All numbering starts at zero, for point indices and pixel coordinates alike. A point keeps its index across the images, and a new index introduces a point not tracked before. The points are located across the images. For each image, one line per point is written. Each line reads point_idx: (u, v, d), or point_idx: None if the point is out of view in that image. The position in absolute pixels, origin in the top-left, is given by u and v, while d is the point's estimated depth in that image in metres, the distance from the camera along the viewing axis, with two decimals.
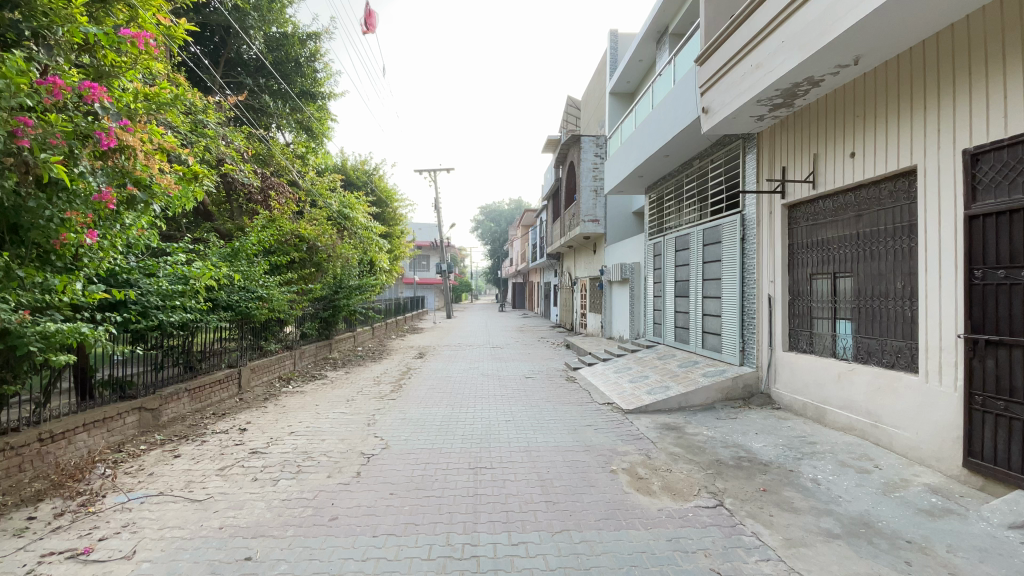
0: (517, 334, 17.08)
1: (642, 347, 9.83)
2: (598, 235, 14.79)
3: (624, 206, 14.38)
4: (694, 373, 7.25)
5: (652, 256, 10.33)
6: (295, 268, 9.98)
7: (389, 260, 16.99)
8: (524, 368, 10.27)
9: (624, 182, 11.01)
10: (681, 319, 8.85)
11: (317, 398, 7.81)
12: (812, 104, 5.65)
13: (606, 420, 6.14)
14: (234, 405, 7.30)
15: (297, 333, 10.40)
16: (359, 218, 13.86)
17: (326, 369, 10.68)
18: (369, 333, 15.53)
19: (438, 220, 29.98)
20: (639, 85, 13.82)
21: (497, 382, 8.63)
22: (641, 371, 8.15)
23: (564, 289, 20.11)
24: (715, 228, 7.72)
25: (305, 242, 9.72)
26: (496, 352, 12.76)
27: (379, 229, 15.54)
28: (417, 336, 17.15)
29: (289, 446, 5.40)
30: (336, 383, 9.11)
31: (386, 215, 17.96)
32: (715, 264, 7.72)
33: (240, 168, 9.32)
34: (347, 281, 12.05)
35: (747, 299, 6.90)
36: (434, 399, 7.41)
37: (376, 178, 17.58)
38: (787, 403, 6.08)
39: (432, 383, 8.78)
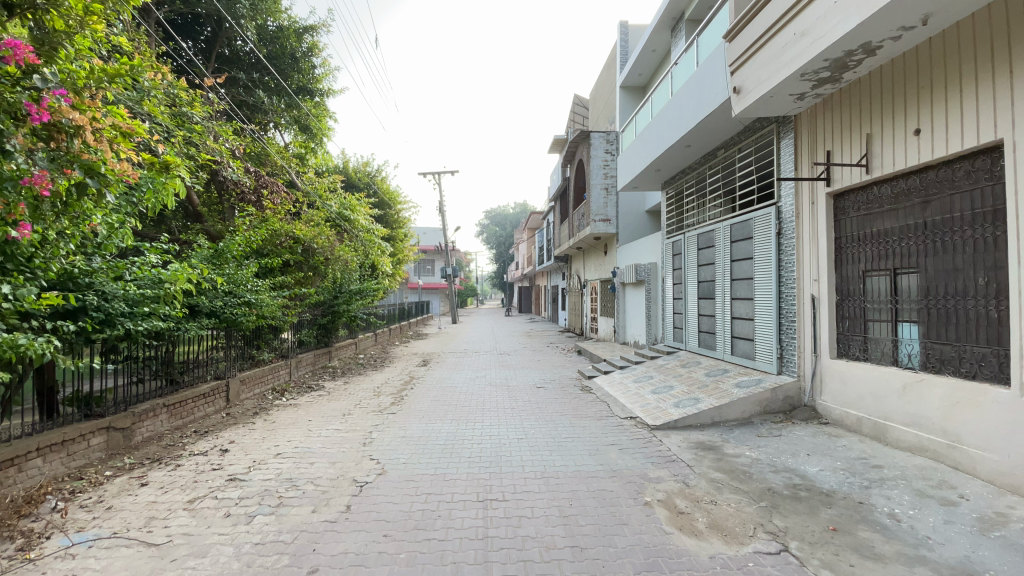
0: (526, 340, 16.39)
1: (662, 354, 9.12)
2: (610, 236, 14.10)
3: (637, 205, 13.68)
4: (725, 383, 6.54)
5: (671, 255, 9.63)
6: (291, 272, 9.36)
7: (392, 263, 16.37)
8: (535, 376, 9.57)
9: (638, 178, 10.34)
10: (706, 323, 8.14)
11: (311, 412, 7.15)
12: (864, 77, 4.97)
13: (632, 439, 5.44)
14: (220, 421, 6.66)
15: (293, 341, 9.76)
16: (359, 220, 13.21)
17: (324, 379, 10.03)
18: (372, 339, 14.87)
19: (443, 223, 29.34)
20: (652, 78, 13.14)
21: (507, 393, 7.94)
22: (664, 380, 7.45)
23: (573, 292, 19.39)
24: (745, 223, 7.03)
25: (300, 243, 9.09)
26: (504, 360, 12.08)
27: (381, 231, 14.89)
28: (422, 342, 16.49)
29: (273, 471, 4.74)
30: (334, 394, 8.45)
31: (389, 218, 17.32)
32: (745, 263, 7.02)
33: (227, 163, 8.72)
34: (347, 286, 11.40)
35: (786, 300, 6.19)
36: (439, 413, 6.74)
37: (378, 180, 16.95)
38: (837, 418, 5.35)
39: (436, 394, 8.10)
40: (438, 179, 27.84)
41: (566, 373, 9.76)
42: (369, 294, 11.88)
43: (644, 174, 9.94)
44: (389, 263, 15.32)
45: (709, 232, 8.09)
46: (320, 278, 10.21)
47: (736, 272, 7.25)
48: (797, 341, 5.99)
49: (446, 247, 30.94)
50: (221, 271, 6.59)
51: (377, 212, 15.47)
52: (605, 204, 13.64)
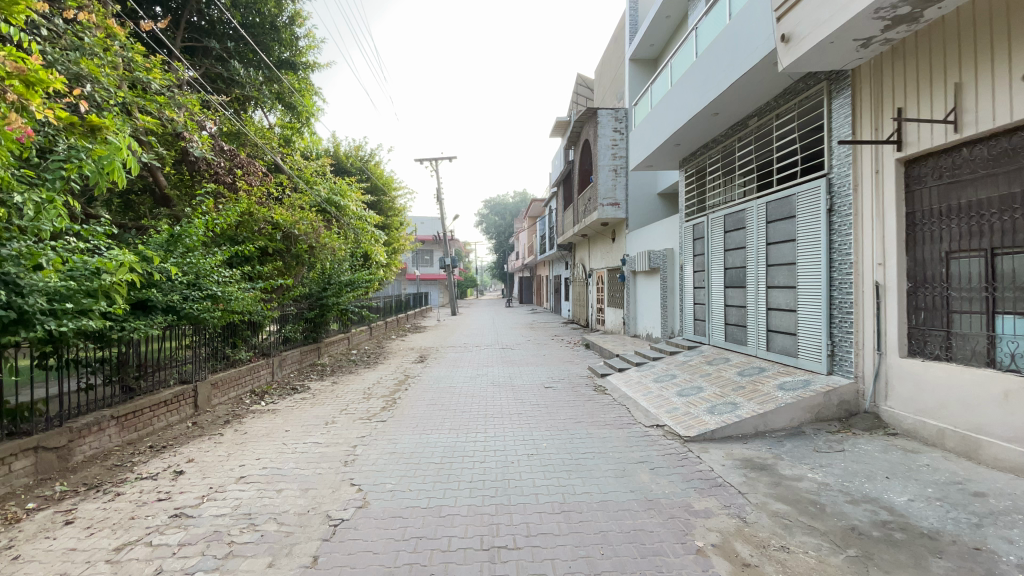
0: (529, 333, 15.50)
1: (683, 349, 8.22)
2: (619, 221, 13.16)
3: (648, 187, 12.73)
4: (765, 385, 5.66)
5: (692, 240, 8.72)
6: (271, 261, 8.44)
7: (387, 253, 15.43)
8: (542, 374, 8.69)
9: (653, 155, 9.38)
10: (735, 315, 7.24)
11: (290, 420, 6.28)
12: (953, 12, 4.05)
13: (664, 455, 4.57)
14: (183, 433, 5.79)
15: (277, 338, 8.88)
16: (350, 206, 12.26)
17: (311, 378, 9.13)
18: (366, 334, 13.99)
19: (440, 212, 28.32)
20: (664, 49, 12.11)
21: (512, 395, 7.06)
22: (690, 380, 6.57)
23: (578, 282, 18.49)
24: (786, 200, 6.11)
25: (281, 229, 8.18)
26: (507, 355, 11.19)
27: (374, 218, 13.92)
28: (419, 336, 15.58)
29: (230, 502, 3.87)
30: (319, 397, 7.56)
31: (384, 205, 16.29)
32: (786, 246, 6.11)
33: (191, 135, 7.75)
34: (336, 277, 10.49)
35: (839, 288, 5.30)
36: (435, 421, 5.87)
37: (371, 164, 15.91)
38: (908, 429, 4.47)
39: (433, 396, 7.23)
40: (435, 166, 26.76)
41: (576, 370, 8.87)
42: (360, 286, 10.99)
43: (660, 150, 8.99)
44: (383, 252, 14.37)
45: (738, 212, 7.17)
46: (305, 268, 9.31)
47: (774, 257, 6.34)
48: (854, 337, 5.10)
49: (444, 237, 29.93)
50: (180, 259, 5.63)
51: (370, 198, 14.49)
52: (613, 186, 12.69)
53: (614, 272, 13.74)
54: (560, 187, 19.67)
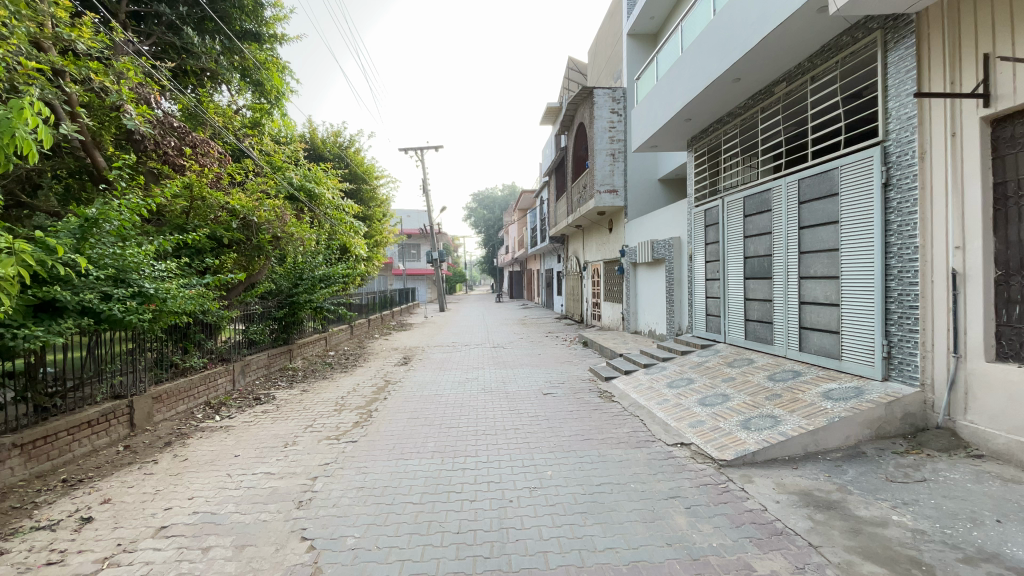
0: (521, 330, 14.56)
1: (695, 347, 7.36)
2: (617, 210, 12.25)
3: (648, 173, 11.84)
4: (806, 393, 4.80)
5: (703, 226, 7.84)
6: (228, 254, 7.40)
7: (367, 246, 14.36)
8: (538, 377, 7.75)
9: (658, 134, 8.44)
10: (758, 310, 6.37)
11: (246, 439, 5.30)
12: None
13: (700, 486, 3.67)
14: (110, 461, 4.71)
15: (239, 341, 7.84)
16: (325, 194, 11.18)
17: (279, 385, 8.11)
18: (345, 333, 12.97)
19: (426, 204, 27.15)
20: (666, 23, 11.16)
21: (507, 404, 6.11)
22: (712, 385, 5.68)
23: (571, 276, 17.59)
24: (825, 175, 5.23)
25: (236, 216, 7.15)
26: (498, 354, 10.26)
27: (353, 208, 12.84)
28: (403, 334, 14.55)
29: (136, 570, 2.88)
30: (283, 409, 6.55)
31: (363, 195, 15.14)
32: (825, 230, 5.24)
33: (123, 103, 6.63)
34: (308, 272, 9.48)
35: (897, 279, 4.45)
36: (416, 440, 4.91)
37: (349, 151, 14.75)
38: (998, 451, 3.63)
39: (415, 405, 6.28)
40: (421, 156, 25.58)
41: (576, 371, 7.96)
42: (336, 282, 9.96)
43: (667, 127, 8.05)
44: (364, 244, 13.32)
45: (762, 192, 6.30)
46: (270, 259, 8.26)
47: (809, 243, 5.47)
48: (920, 336, 4.24)
49: (431, 230, 28.78)
50: (96, 251, 4.54)
51: (348, 187, 13.39)
52: (611, 171, 11.74)
53: (612, 264, 12.85)
54: (552, 175, 18.70)
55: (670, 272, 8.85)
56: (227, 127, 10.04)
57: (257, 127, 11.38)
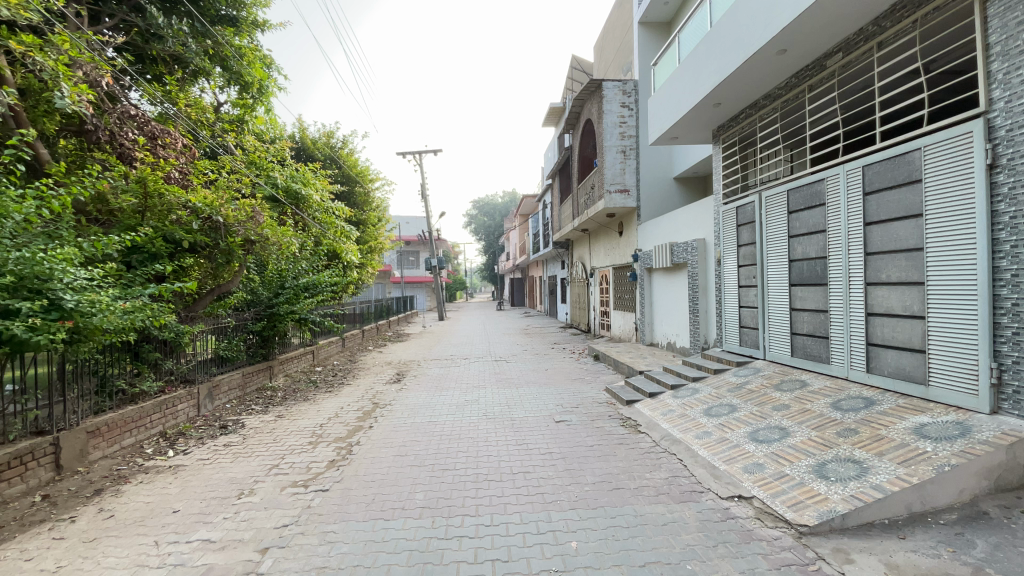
0: (526, 341, 13.56)
1: (729, 365, 6.36)
2: (628, 212, 11.28)
3: (662, 171, 10.86)
4: (890, 427, 3.81)
5: (733, 226, 6.88)
6: (191, 260, 6.43)
7: (361, 252, 13.39)
8: (549, 399, 6.74)
9: (680, 124, 7.50)
10: (810, 322, 5.39)
11: (194, 483, 4.31)
12: None
13: (781, 569, 2.68)
14: (15, 519, 3.75)
15: (206, 358, 6.88)
16: (311, 195, 10.21)
17: (252, 408, 7.11)
18: (335, 345, 11.98)
19: (425, 210, 26.22)
20: (680, 8, 10.25)
21: (514, 436, 5.10)
22: (762, 413, 4.69)
23: (577, 283, 16.59)
24: (902, 159, 4.29)
25: (198, 217, 6.21)
26: (501, 369, 9.27)
27: (342, 210, 11.88)
28: (399, 347, 13.54)
29: None
30: (250, 441, 5.55)
31: (356, 198, 14.18)
32: (902, 225, 4.28)
33: (58, 81, 5.68)
34: (291, 280, 8.56)
35: (1009, 284, 3.49)
36: (400, 489, 3.92)
37: (341, 151, 13.81)
38: None
39: (405, 435, 5.30)
40: (419, 160, 24.68)
41: (591, 391, 6.96)
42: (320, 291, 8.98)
43: (691, 114, 7.10)
44: (356, 249, 12.35)
45: (812, 183, 5.36)
46: (242, 266, 7.32)
47: (878, 242, 4.51)
48: None
49: (430, 236, 27.81)
50: None
51: (339, 188, 12.44)
52: (622, 169, 10.79)
53: (623, 270, 11.87)
54: (557, 177, 17.76)
55: (694, 278, 7.87)
56: (201, 121, 9.10)
57: (239, 123, 10.44)
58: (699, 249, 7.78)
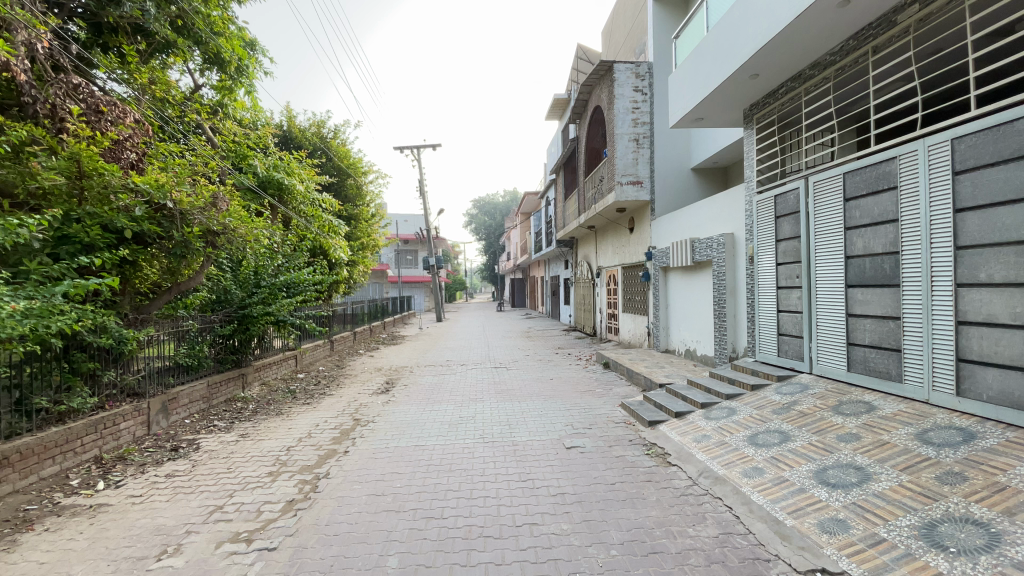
0: (528, 345, 12.62)
1: (767, 380, 5.42)
2: (639, 207, 10.33)
3: (678, 162, 9.79)
4: (1011, 474, 2.90)
5: (769, 218, 5.93)
6: (141, 256, 5.48)
7: (350, 249, 12.45)
8: (556, 416, 5.81)
9: (708, 102, 6.53)
10: (874, 332, 4.45)
11: (113, 534, 3.41)
12: None
13: None
14: None
15: (160, 367, 5.97)
16: (296, 185, 9.62)
17: (215, 424, 6.19)
18: (321, 348, 11.05)
19: (423, 206, 25.21)
20: None
21: (516, 468, 4.17)
22: (825, 446, 3.77)
23: (582, 283, 15.67)
24: (1010, 127, 3.37)
25: (141, 198, 5.18)
26: (501, 377, 8.34)
27: (328, 202, 10.93)
28: (392, 351, 12.59)
29: None
30: (199, 471, 4.61)
31: (346, 191, 13.21)
32: (1011, 211, 3.36)
33: None
34: (266, 277, 7.67)
35: None
36: (368, 549, 2.99)
37: (330, 141, 12.83)
38: None
39: (384, 465, 4.37)
40: (417, 154, 23.65)
41: (604, 407, 6.04)
42: (299, 290, 8.21)
43: (722, 90, 6.11)
44: (346, 245, 11.42)
45: (878, 163, 4.42)
46: (205, 260, 6.36)
47: (974, 233, 3.59)
48: None
49: (429, 234, 26.82)
50: None
51: (327, 179, 11.49)
52: (635, 159, 9.74)
53: (633, 269, 10.93)
54: (561, 171, 16.74)
55: (721, 278, 6.92)
56: (167, 102, 8.14)
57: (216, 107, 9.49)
58: (728, 245, 6.81)
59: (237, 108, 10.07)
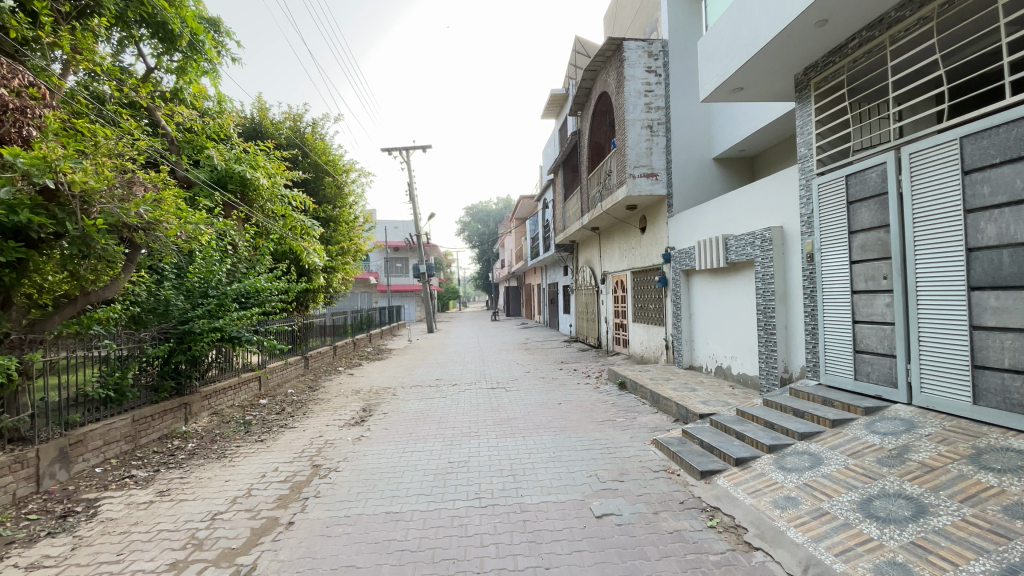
0: (527, 359, 11.30)
1: (848, 412, 4.15)
2: (652, 204, 9.04)
3: (698, 152, 8.37)
4: None
5: (839, 206, 4.68)
6: (27, 259, 4.20)
7: (327, 253, 11.12)
8: (572, 459, 4.48)
9: (752, 66, 5.26)
10: (1021, 351, 3.20)
11: None
12: None
13: None
14: None
15: (62, 401, 4.63)
16: (260, 179, 8.47)
17: (135, 473, 4.81)
18: (292, 367, 9.66)
19: (413, 211, 23.82)
20: None
21: (528, 558, 2.86)
22: (995, 528, 2.50)
23: (584, 290, 14.39)
24: None
25: (13, 177, 3.82)
26: (499, 402, 7.00)
27: (299, 199, 9.56)
28: (374, 368, 11.22)
29: None
30: (79, 558, 3.25)
31: (322, 190, 11.80)
32: None
33: None
34: (215, 286, 6.40)
35: None
36: None
37: (305, 134, 11.45)
38: None
39: (338, 552, 3.03)
40: (407, 156, 22.27)
41: (633, 446, 4.74)
42: (263, 301, 7.11)
43: (775, 47, 4.85)
44: (322, 249, 10.05)
45: (1021, 120, 3.22)
46: (128, 263, 5.12)
47: None
48: None
49: (419, 241, 25.45)
50: None
51: (299, 175, 10.12)
52: (648, 149, 8.46)
53: (645, 274, 9.65)
54: (560, 170, 15.36)
55: (766, 281, 5.64)
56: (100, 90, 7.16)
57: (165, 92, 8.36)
58: (775, 240, 5.53)
59: (194, 94, 8.89)
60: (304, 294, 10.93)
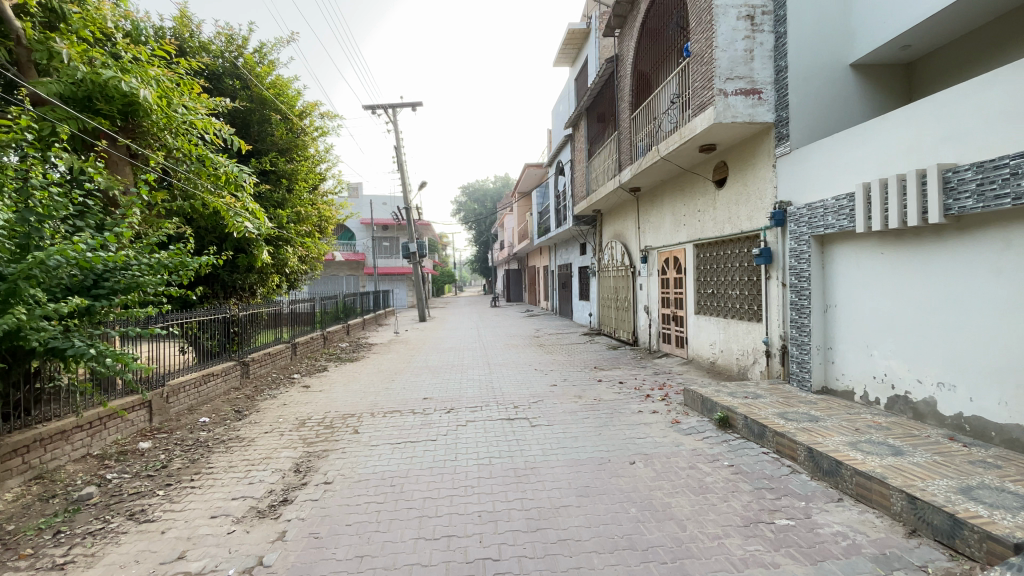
0: (548, 363, 8.39)
1: None
2: (744, 140, 6.09)
3: (828, 55, 5.41)
4: None
5: None
6: None
7: (274, 218, 8.07)
8: None
9: None
10: None
11: None
12: None
13: None
14: None
15: None
16: (142, 93, 5.30)
17: None
18: (218, 379, 6.69)
19: (402, 181, 20.56)
20: None
21: None
22: None
23: (611, 271, 11.47)
24: None
25: None
26: (528, 454, 4.10)
27: (215, 128, 6.20)
28: (341, 374, 8.25)
29: None
30: None
31: (269, 135, 8.64)
32: None
33: None
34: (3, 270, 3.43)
35: None
36: None
37: (242, 55, 8.30)
38: None
39: None
40: (393, 116, 18.98)
41: None
42: (134, 284, 4.29)
43: None
44: (262, 211, 7.03)
45: None
46: None
47: None
48: None
49: (409, 217, 22.24)
50: None
51: (226, 104, 7.03)
52: (746, 52, 5.56)
53: (722, 246, 6.75)
54: (581, 122, 12.26)
55: None
56: None
57: None
58: None
59: None
60: (242, 275, 7.86)
